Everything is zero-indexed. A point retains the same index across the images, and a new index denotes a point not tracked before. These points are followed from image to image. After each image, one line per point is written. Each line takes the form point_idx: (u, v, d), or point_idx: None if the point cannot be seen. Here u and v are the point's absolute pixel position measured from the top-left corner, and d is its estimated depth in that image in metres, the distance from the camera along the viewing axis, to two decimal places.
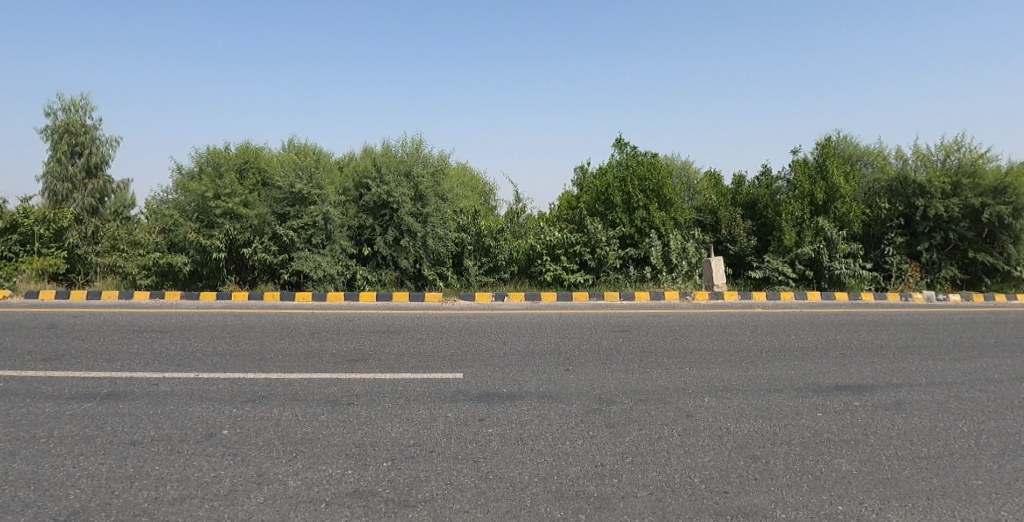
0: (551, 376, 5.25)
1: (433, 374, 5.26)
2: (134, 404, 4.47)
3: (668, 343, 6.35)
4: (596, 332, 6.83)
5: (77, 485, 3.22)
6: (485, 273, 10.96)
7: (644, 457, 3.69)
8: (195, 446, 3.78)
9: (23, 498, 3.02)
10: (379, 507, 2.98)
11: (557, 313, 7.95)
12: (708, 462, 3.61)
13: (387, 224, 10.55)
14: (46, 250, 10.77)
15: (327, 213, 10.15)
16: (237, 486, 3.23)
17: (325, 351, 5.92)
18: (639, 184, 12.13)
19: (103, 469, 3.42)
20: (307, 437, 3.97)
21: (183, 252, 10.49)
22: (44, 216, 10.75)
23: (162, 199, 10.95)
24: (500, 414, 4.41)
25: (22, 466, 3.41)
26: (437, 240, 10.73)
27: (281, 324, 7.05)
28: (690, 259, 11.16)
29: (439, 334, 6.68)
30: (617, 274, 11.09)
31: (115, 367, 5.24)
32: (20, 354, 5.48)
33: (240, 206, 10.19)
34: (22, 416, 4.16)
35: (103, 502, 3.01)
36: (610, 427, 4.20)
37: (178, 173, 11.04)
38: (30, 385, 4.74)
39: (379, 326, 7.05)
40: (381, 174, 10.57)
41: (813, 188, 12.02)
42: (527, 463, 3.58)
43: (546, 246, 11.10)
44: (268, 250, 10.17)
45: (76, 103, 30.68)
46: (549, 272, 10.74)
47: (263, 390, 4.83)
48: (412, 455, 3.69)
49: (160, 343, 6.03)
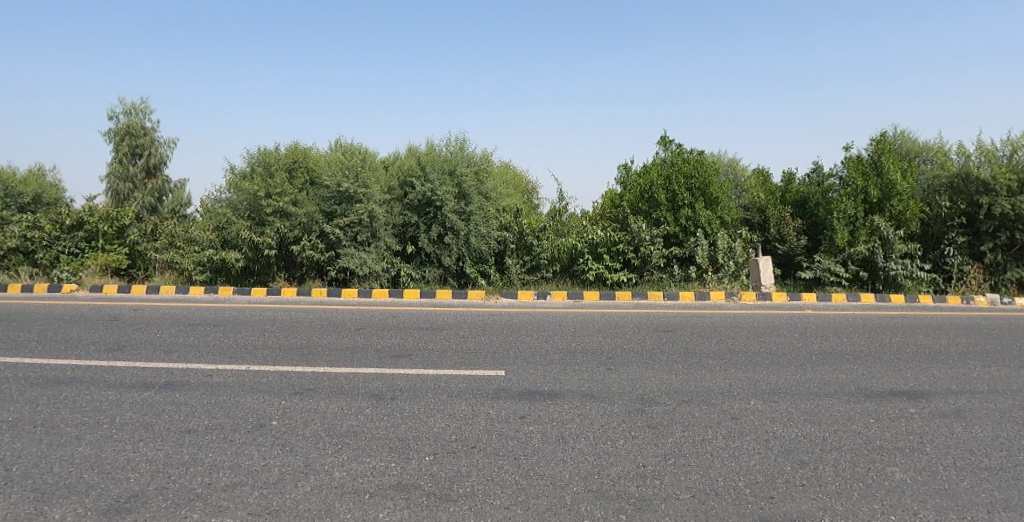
0: (592, 374, 5.20)
1: (475, 371, 5.27)
2: (190, 394, 4.65)
3: (714, 344, 6.21)
4: (639, 332, 6.72)
5: (136, 469, 3.46)
6: (527, 272, 10.88)
7: (687, 459, 3.63)
8: (246, 436, 3.95)
9: (88, 481, 3.29)
10: (421, 500, 3.03)
11: (600, 312, 7.89)
12: (754, 466, 3.52)
13: (431, 221, 10.68)
14: (110, 246, 11.34)
15: (373, 211, 10.31)
16: (285, 475, 3.35)
17: (370, 346, 6.02)
18: (685, 182, 11.90)
19: (160, 455, 3.64)
20: (352, 429, 4.07)
21: (235, 249, 10.83)
22: (108, 215, 11.30)
23: (217, 198, 11.38)
24: (542, 412, 4.40)
25: (87, 451, 3.70)
26: (480, 238, 10.77)
27: (328, 320, 7.21)
28: (738, 260, 10.82)
29: (482, 331, 6.72)
30: (662, 273, 10.81)
31: (172, 358, 5.46)
32: (85, 344, 5.79)
33: (290, 204, 10.54)
34: (87, 404, 4.43)
35: (160, 486, 3.22)
36: (652, 428, 4.15)
37: (233, 173, 11.47)
38: (96, 373, 5.00)
39: (422, 323, 7.12)
40: (425, 172, 10.69)
41: (867, 185, 11.59)
42: (568, 461, 3.57)
43: (588, 244, 10.99)
44: (316, 248, 10.43)
45: (137, 106, 31.99)
46: (592, 271, 10.61)
47: (310, 383, 4.94)
48: (454, 450, 3.74)
49: (214, 335, 6.28)
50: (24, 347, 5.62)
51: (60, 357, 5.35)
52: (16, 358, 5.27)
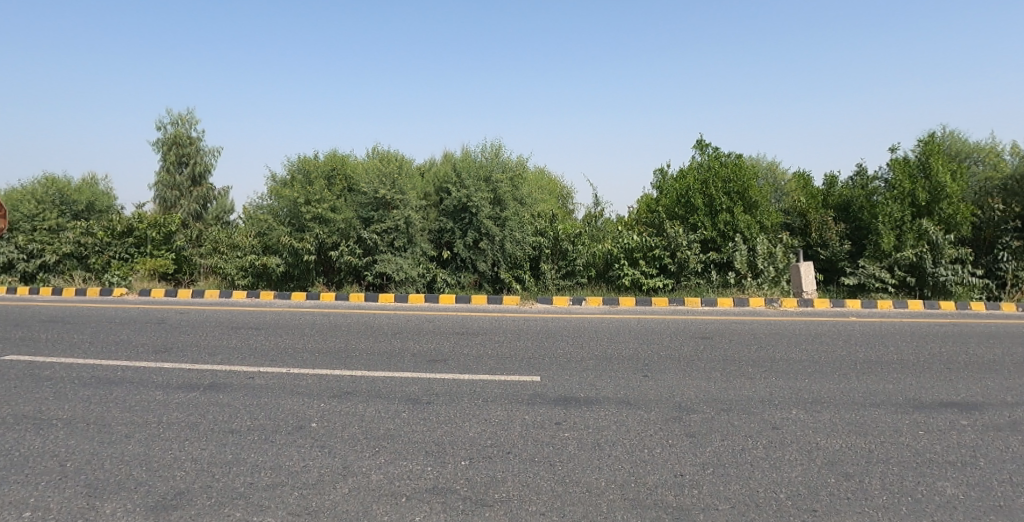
0: (628, 381, 5.14)
1: (511, 376, 5.27)
2: (232, 395, 4.77)
3: (754, 351, 6.07)
4: (676, 339, 6.62)
5: (182, 467, 3.56)
6: (563, 277, 10.89)
7: (727, 469, 3.55)
8: (286, 437, 4.03)
9: (137, 477, 3.41)
10: (457, 505, 3.03)
11: (636, 318, 7.82)
12: (796, 477, 3.42)
13: (467, 227, 10.71)
14: (158, 251, 11.92)
15: (409, 217, 10.41)
16: (324, 477, 3.41)
17: (406, 351, 6.08)
18: (722, 187, 11.68)
19: (204, 454, 3.74)
20: (389, 432, 4.12)
21: (276, 254, 11.08)
22: (156, 222, 11.85)
23: (258, 205, 11.64)
24: (577, 419, 4.37)
25: (136, 449, 3.82)
26: (515, 244, 10.83)
27: (365, 324, 7.32)
28: (779, 265, 10.64)
29: (517, 336, 6.72)
30: (699, 279, 10.71)
31: (216, 360, 5.62)
32: (134, 345, 6.00)
33: (329, 211, 10.83)
34: (136, 403, 4.59)
35: (205, 485, 3.31)
36: (690, 436, 4.07)
37: (274, 181, 11.69)
38: (144, 374, 5.17)
39: (458, 327, 7.16)
40: (461, 179, 10.79)
41: (914, 188, 11.18)
42: (604, 469, 3.53)
43: (624, 249, 10.89)
44: (353, 253, 10.60)
45: (185, 117, 33.18)
46: (627, 276, 10.53)
47: (348, 386, 5.01)
48: (489, 455, 3.74)
49: (256, 338, 6.45)
50: (78, 348, 5.87)
51: (111, 358, 5.57)
52: (71, 359, 5.51)
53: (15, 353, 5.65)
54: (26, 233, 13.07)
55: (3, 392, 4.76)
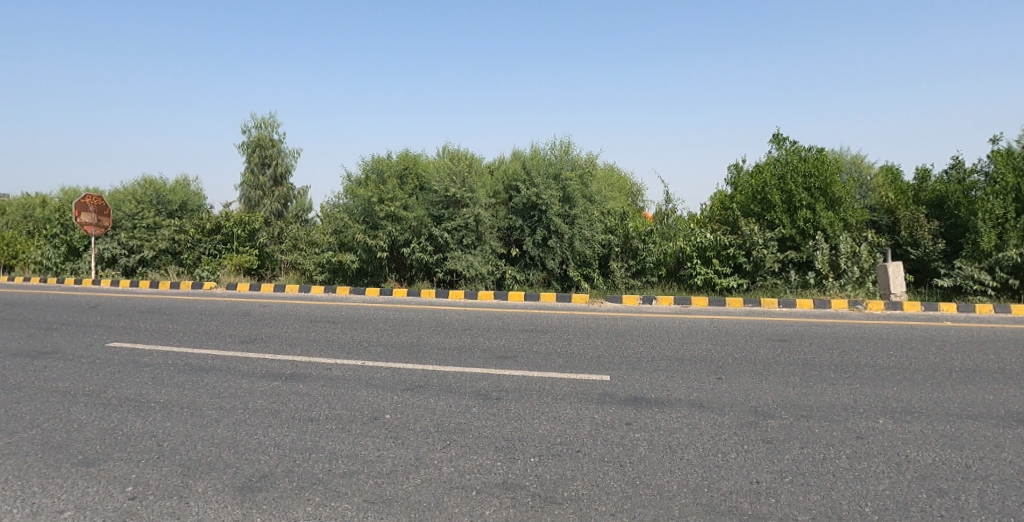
0: (701, 383, 5.01)
1: (580, 374, 5.25)
2: (312, 385, 5.01)
3: (835, 356, 5.77)
4: (750, 341, 6.40)
5: (266, 451, 3.76)
6: (632, 275, 10.90)
7: (806, 478, 3.39)
8: (362, 427, 4.18)
9: (225, 459, 3.63)
10: (527, 501, 3.05)
11: (709, 318, 7.62)
12: (882, 491, 3.21)
13: (536, 225, 10.90)
14: (243, 248, 13.48)
15: (479, 215, 10.74)
16: (398, 467, 3.51)
17: (476, 346, 6.18)
18: (802, 182, 11.14)
19: (285, 440, 3.94)
20: (460, 427, 4.19)
21: (351, 251, 11.68)
22: (242, 220, 13.46)
23: (336, 203, 12.05)
24: (648, 420, 4.30)
25: (225, 432, 4.08)
26: (584, 242, 10.88)
27: (435, 320, 7.50)
28: (863, 265, 10.02)
29: (585, 335, 6.69)
30: (776, 278, 10.33)
31: (297, 351, 5.91)
32: (222, 336, 6.41)
33: (400, 209, 11.11)
34: (225, 390, 4.90)
35: (287, 469, 3.48)
36: (767, 442, 3.92)
37: (349, 179, 12.08)
38: (231, 363, 5.51)
39: (526, 325, 7.22)
40: (530, 176, 10.92)
41: (1020, 182, 10.35)
42: (676, 472, 3.46)
43: (696, 248, 10.56)
44: (425, 250, 11.04)
45: (267, 121, 35.24)
46: (700, 275, 10.29)
47: (420, 380, 5.14)
48: (558, 453, 3.74)
49: (332, 331, 6.74)
50: (174, 336, 6.34)
51: (203, 347, 5.97)
52: (167, 346, 5.96)
53: (120, 341, 6.19)
54: (129, 230, 14.74)
55: (111, 375, 5.22)
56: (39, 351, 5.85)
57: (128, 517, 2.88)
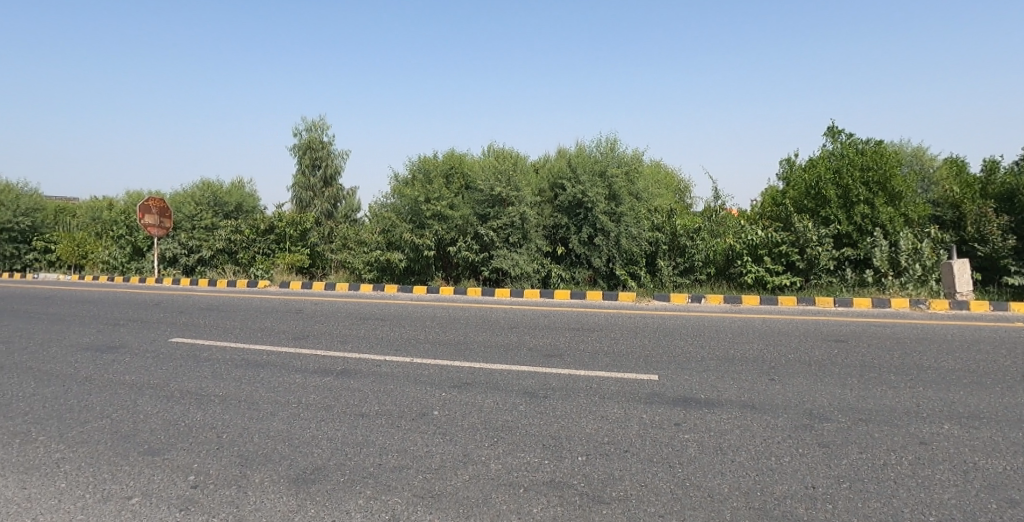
0: (753, 384, 4.90)
1: (628, 374, 5.21)
2: (362, 381, 5.14)
3: (895, 358, 5.54)
4: (804, 341, 6.22)
5: (319, 445, 3.88)
6: (679, 274, 10.73)
7: (866, 484, 3.25)
8: (411, 423, 4.26)
9: (280, 451, 3.76)
10: (575, 500, 3.05)
11: (760, 317, 7.45)
12: (948, 499, 3.05)
13: (582, 222, 10.98)
14: (295, 247, 14.30)
15: (524, 213, 10.86)
16: (446, 462, 3.57)
17: (522, 344, 6.22)
18: (860, 176, 10.72)
19: (337, 434, 4.06)
20: (507, 424, 4.22)
21: (399, 250, 11.96)
22: (293, 221, 14.20)
23: (382, 203, 12.17)
24: (698, 420, 4.23)
25: (280, 426, 4.23)
26: (631, 240, 10.85)
27: (482, 318, 7.58)
28: (925, 263, 9.56)
29: (632, 334, 6.63)
30: (831, 277, 10.00)
31: (347, 348, 6.08)
32: (276, 332, 6.65)
33: (447, 208, 11.30)
34: (280, 384, 5.08)
35: (339, 462, 3.58)
36: (823, 446, 3.79)
37: (396, 179, 12.38)
38: (285, 359, 5.70)
39: (573, 323, 7.21)
40: (576, 174, 10.99)
41: None
42: (727, 474, 3.39)
43: (747, 245, 10.45)
44: (471, 248, 11.27)
45: (317, 124, 36.34)
46: (751, 274, 10.11)
47: (468, 377, 5.21)
48: (606, 452, 3.72)
49: (381, 329, 6.90)
50: (230, 333, 6.61)
51: (258, 343, 6.22)
52: (224, 342, 6.22)
53: (181, 336, 6.51)
54: (186, 230, 15.30)
55: (174, 369, 5.49)
56: (107, 346, 6.21)
57: (191, 505, 3.03)
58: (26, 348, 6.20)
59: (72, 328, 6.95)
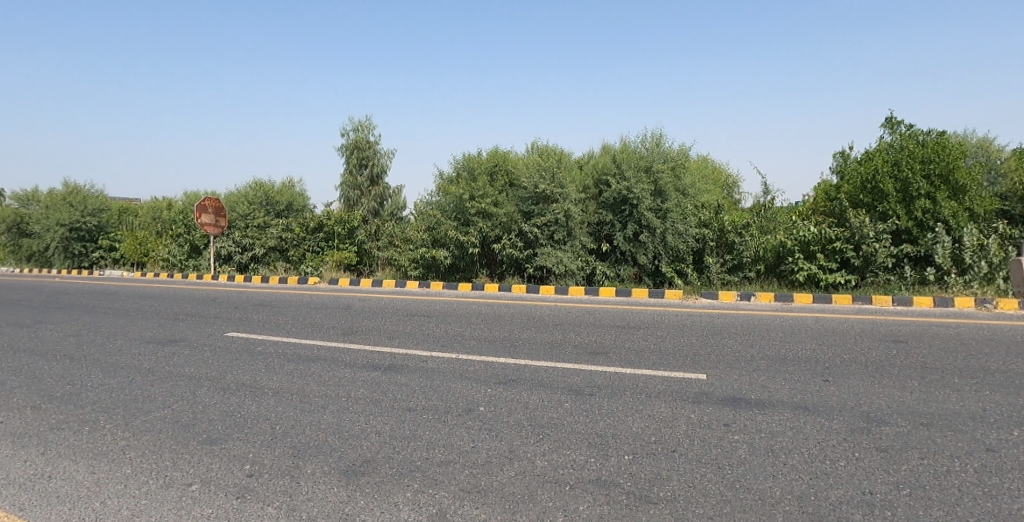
0: (806, 385, 4.78)
1: (675, 372, 5.16)
2: (409, 376, 5.25)
3: (958, 360, 5.30)
4: (861, 341, 6.03)
5: (369, 438, 3.99)
6: (727, 271, 10.63)
7: (928, 492, 3.11)
8: (457, 418, 4.33)
9: (331, 444, 3.89)
10: (621, 499, 3.04)
11: (813, 317, 7.22)
12: (1020, 509, 2.86)
13: (627, 219, 11.01)
14: (342, 244, 14.87)
15: (569, 211, 11.00)
16: (493, 458, 3.62)
17: (568, 342, 6.23)
18: (921, 168, 10.20)
19: (385, 428, 4.15)
20: (553, 422, 4.24)
21: (444, 247, 12.13)
22: (342, 219, 14.87)
23: (429, 201, 12.55)
24: (748, 421, 4.15)
25: (330, 419, 4.36)
26: (677, 236, 10.86)
27: (527, 315, 7.64)
28: (992, 259, 9.07)
29: (679, 332, 6.56)
30: (889, 274, 9.60)
31: (395, 343, 6.23)
32: (326, 327, 6.87)
33: (491, 206, 11.41)
34: (330, 378, 5.24)
35: (388, 456, 3.67)
36: (881, 451, 3.65)
37: (441, 178, 12.60)
38: (335, 353, 5.88)
39: (618, 321, 7.19)
40: (621, 170, 11.06)
41: None
42: (779, 477, 3.31)
43: (798, 241, 10.18)
44: (515, 246, 11.36)
45: (364, 124, 37.26)
46: (802, 272, 9.85)
47: (513, 373, 5.26)
48: (653, 452, 3.70)
49: (427, 325, 7.03)
50: (282, 328, 6.85)
51: (310, 337, 6.44)
52: (276, 337, 6.46)
53: (236, 330, 6.80)
54: (241, 229, 16.02)
55: (231, 362, 5.74)
56: (169, 339, 6.54)
57: (247, 493, 3.16)
58: (96, 340, 6.61)
59: (138, 322, 7.37)
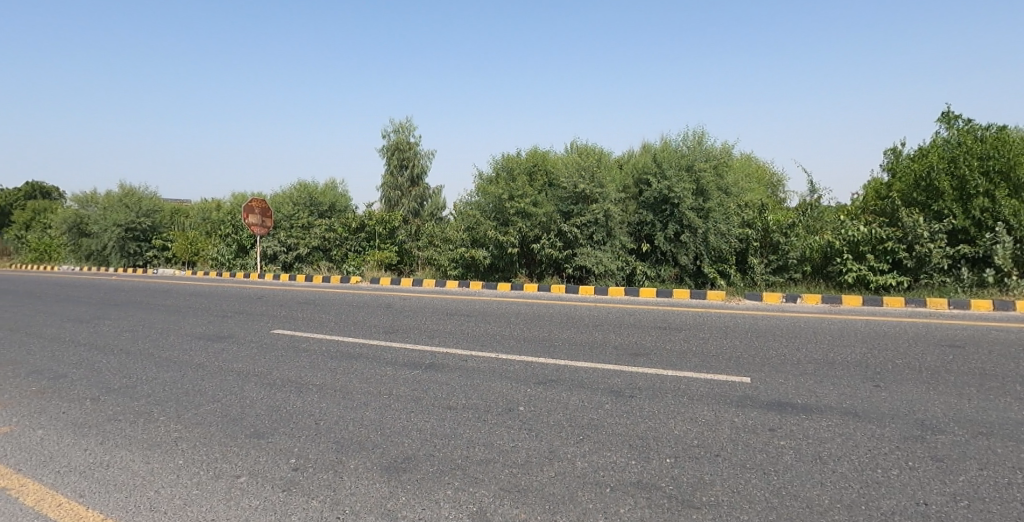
0: (856, 391, 4.66)
1: (718, 375, 5.11)
2: (449, 375, 5.33)
3: (1019, 367, 5.06)
4: (914, 346, 5.82)
5: (410, 435, 4.07)
6: (772, 272, 10.47)
7: (988, 504, 2.96)
8: (497, 417, 4.38)
9: (374, 440, 3.98)
10: (662, 503, 3.03)
11: (863, 320, 7.01)
12: None
13: (668, 219, 10.97)
14: (384, 244, 15.38)
15: (608, 211, 11.03)
16: (533, 458, 3.65)
17: (608, 342, 6.22)
18: (980, 165, 9.79)
19: (426, 426, 4.23)
20: (593, 423, 4.24)
21: (483, 247, 12.35)
22: (383, 220, 15.36)
23: (468, 201, 12.67)
24: (795, 427, 4.06)
25: (373, 416, 4.46)
26: (720, 236, 10.70)
27: (566, 315, 7.66)
28: None
29: (722, 334, 6.47)
30: (945, 276, 9.22)
31: (435, 342, 6.33)
32: (368, 325, 7.04)
33: (531, 206, 11.44)
34: (373, 376, 5.36)
35: (428, 453, 3.75)
36: (936, 460, 3.50)
37: (480, 178, 12.70)
38: (377, 351, 6.02)
39: (659, 322, 7.14)
40: (661, 169, 10.98)
41: None
42: (827, 485, 3.22)
43: (848, 242, 9.88)
44: (554, 246, 11.40)
45: (405, 125, 37.88)
46: (852, 273, 9.57)
47: (553, 374, 5.29)
48: (695, 456, 3.66)
49: (467, 324, 7.12)
50: (326, 325, 7.05)
51: (352, 335, 6.60)
52: (320, 334, 6.65)
53: (281, 328, 7.02)
54: (285, 229, 16.53)
55: (277, 358, 5.94)
56: (218, 335, 6.81)
57: (293, 487, 3.27)
58: (150, 335, 6.93)
59: (189, 318, 7.69)
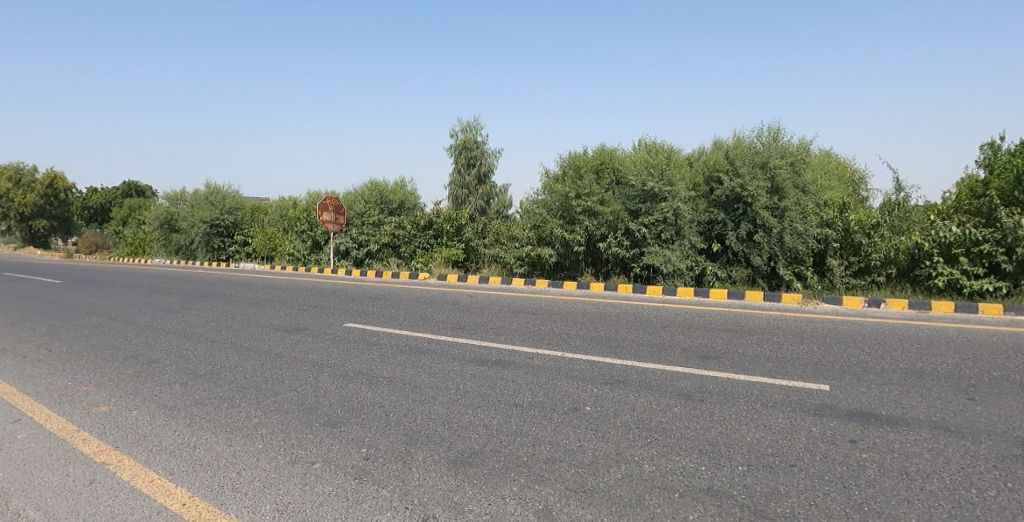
0: (947, 404, 4.42)
1: (795, 381, 4.97)
2: (516, 372, 5.44)
3: None
4: (1013, 357, 5.42)
5: (478, 430, 4.21)
6: (852, 275, 10.17)
7: None
8: (564, 416, 4.45)
9: (442, 434, 4.14)
10: (735, 512, 3.00)
11: (956, 328, 6.59)
12: None
13: (740, 218, 10.67)
14: (451, 241, 15.89)
15: (677, 209, 10.85)
16: (600, 459, 3.69)
17: (676, 344, 6.16)
18: None
19: (493, 422, 4.35)
20: (662, 426, 4.24)
21: (549, 246, 12.49)
22: (450, 218, 15.95)
23: (534, 200, 12.89)
24: (878, 439, 3.91)
25: (441, 410, 4.63)
26: (796, 237, 10.34)
27: (634, 315, 7.63)
28: None
29: (799, 339, 6.26)
30: None
31: (501, 340, 6.46)
32: (436, 321, 7.27)
33: (598, 204, 11.54)
34: (441, 371, 5.55)
35: (495, 449, 3.86)
36: None
37: (547, 176, 12.90)
38: (445, 347, 6.22)
39: (730, 324, 7.00)
40: (734, 167, 10.71)
41: None
42: (914, 503, 3.09)
43: (938, 244, 9.21)
44: (621, 245, 11.43)
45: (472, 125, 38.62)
46: (942, 277, 8.86)
47: (620, 375, 5.30)
48: (769, 465, 3.59)
49: (533, 322, 7.22)
50: (395, 320, 7.34)
51: (421, 331, 6.85)
52: (390, 329, 6.93)
53: (353, 321, 7.37)
54: (356, 226, 17.18)
55: (349, 350, 6.25)
56: (294, 327, 7.23)
57: (364, 475, 3.46)
58: (233, 325, 7.44)
59: (269, 310, 8.20)
